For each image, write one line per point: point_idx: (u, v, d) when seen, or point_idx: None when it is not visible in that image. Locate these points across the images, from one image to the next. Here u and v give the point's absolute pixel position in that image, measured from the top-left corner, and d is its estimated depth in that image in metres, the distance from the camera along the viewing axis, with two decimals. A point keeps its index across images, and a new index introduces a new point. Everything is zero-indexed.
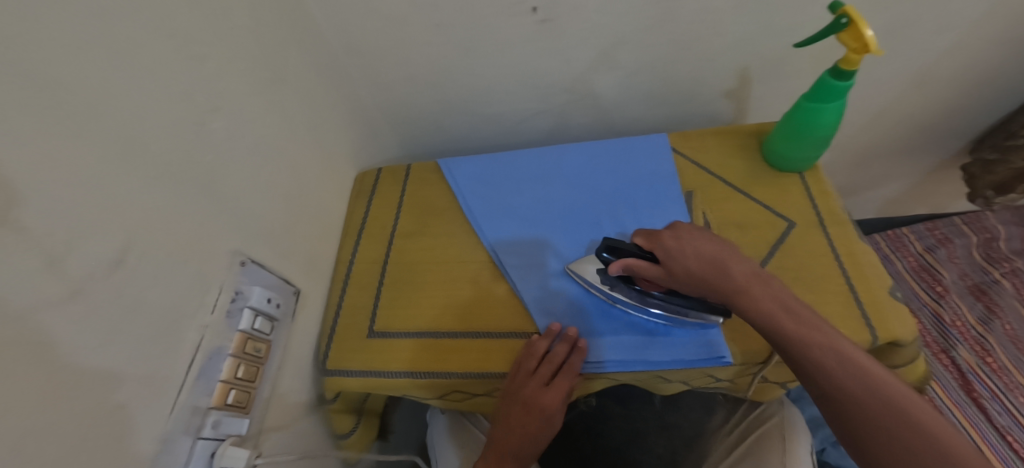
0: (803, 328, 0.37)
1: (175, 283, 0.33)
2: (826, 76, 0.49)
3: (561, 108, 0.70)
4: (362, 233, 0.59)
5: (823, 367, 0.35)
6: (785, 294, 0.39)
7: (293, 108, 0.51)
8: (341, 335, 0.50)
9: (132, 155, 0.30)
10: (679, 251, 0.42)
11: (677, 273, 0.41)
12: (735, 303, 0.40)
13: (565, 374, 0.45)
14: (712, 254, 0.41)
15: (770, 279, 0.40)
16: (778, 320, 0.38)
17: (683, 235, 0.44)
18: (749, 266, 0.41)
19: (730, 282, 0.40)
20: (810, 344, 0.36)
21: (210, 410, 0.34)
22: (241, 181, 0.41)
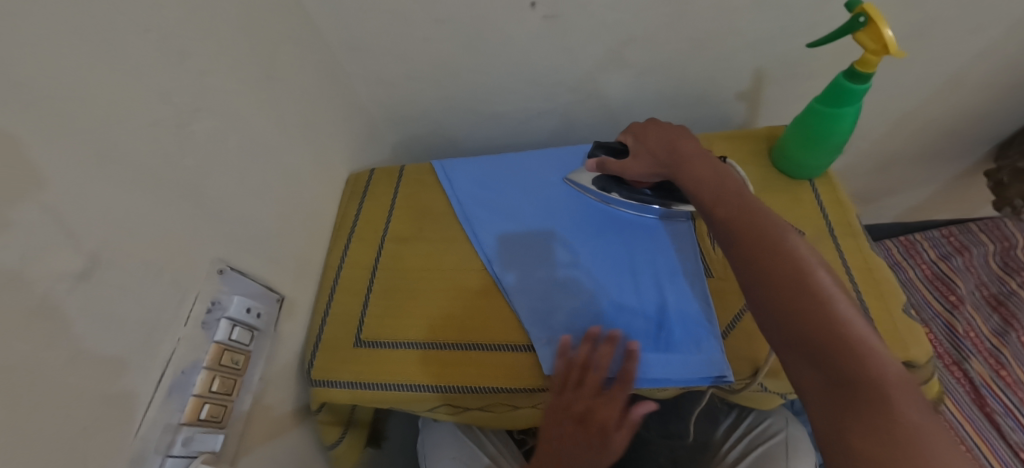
0: (750, 223, 0.35)
1: (150, 294, 0.31)
2: (841, 79, 0.46)
3: (564, 108, 0.68)
4: (354, 237, 0.57)
5: (755, 257, 0.33)
6: (749, 200, 0.38)
7: (286, 108, 0.49)
8: (328, 344, 0.49)
9: (106, 161, 0.29)
10: (648, 140, 0.50)
11: (642, 157, 0.50)
12: (682, 177, 0.44)
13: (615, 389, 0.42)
14: (673, 139, 0.48)
15: (716, 162, 0.44)
16: (729, 216, 0.37)
17: (653, 127, 0.52)
18: (705, 157, 0.44)
19: (683, 161, 0.45)
20: (747, 233, 0.34)
21: (181, 427, 0.33)
22: (225, 185, 0.40)
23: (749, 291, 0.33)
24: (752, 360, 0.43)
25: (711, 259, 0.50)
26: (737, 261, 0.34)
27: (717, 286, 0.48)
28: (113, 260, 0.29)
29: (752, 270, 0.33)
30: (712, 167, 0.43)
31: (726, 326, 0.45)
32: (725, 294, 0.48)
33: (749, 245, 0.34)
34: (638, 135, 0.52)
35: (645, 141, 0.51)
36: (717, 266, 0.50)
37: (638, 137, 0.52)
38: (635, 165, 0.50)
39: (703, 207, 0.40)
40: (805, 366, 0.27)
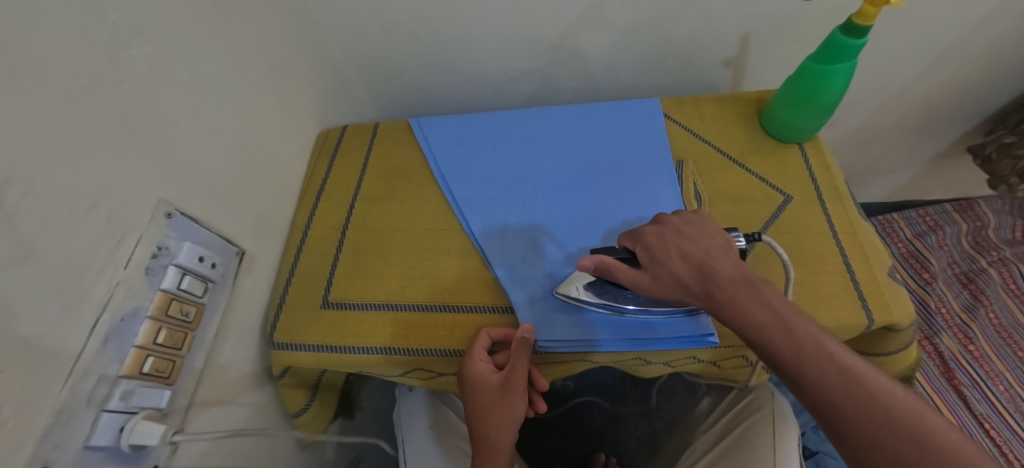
0: (853, 388, 0.27)
1: (80, 228, 0.28)
2: (837, 32, 0.44)
3: (547, 69, 0.65)
4: (322, 196, 0.54)
5: (876, 440, 0.26)
6: (828, 338, 0.28)
7: (245, 48, 0.44)
8: (292, 305, 0.46)
9: (28, 75, 0.25)
10: (663, 249, 0.35)
11: (660, 279, 0.34)
12: (727, 316, 0.31)
13: (513, 362, 0.40)
14: (700, 254, 0.33)
15: (761, 282, 0.32)
16: (821, 377, 0.27)
17: (667, 230, 0.36)
18: (747, 272, 0.32)
19: (722, 287, 0.31)
20: (863, 406, 0.26)
21: (120, 379, 0.30)
22: (171, 119, 0.35)
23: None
24: None
25: None
26: (854, 446, 0.27)
27: None
28: (40, 179, 0.25)
29: (875, 456, 0.26)
30: (760, 290, 0.31)
31: None
32: None
33: (861, 423, 0.26)
34: (645, 244, 0.36)
35: (657, 256, 0.35)
36: None
37: (646, 248, 0.36)
38: (652, 285, 0.34)
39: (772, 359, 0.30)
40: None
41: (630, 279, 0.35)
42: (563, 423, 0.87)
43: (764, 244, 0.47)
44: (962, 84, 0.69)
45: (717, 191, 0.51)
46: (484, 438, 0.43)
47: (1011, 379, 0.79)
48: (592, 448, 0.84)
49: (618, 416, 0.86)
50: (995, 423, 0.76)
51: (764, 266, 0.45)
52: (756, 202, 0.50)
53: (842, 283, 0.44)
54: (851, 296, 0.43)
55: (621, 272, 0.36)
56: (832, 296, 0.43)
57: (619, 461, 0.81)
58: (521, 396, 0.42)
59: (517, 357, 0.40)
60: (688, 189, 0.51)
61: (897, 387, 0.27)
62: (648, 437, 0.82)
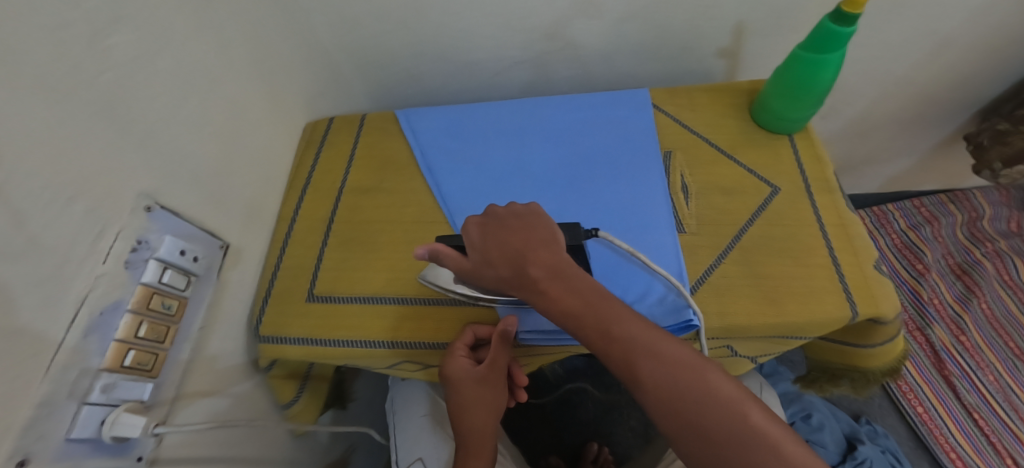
0: (645, 355, 0.29)
1: (61, 221, 0.27)
2: (826, 21, 0.44)
3: (539, 58, 0.64)
4: (310, 188, 0.54)
5: (669, 405, 0.28)
6: (626, 314, 0.31)
7: (230, 37, 0.44)
8: (279, 297, 0.46)
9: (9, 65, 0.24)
10: (486, 242, 0.35)
11: (484, 271, 0.35)
12: (539, 304, 0.33)
13: (492, 356, 0.41)
14: (518, 246, 0.34)
15: (570, 268, 0.33)
16: (622, 352, 0.30)
17: (496, 223, 0.36)
18: (561, 260, 0.33)
19: (536, 280, 0.32)
20: (654, 368, 0.29)
21: (101, 372, 0.30)
22: (155, 110, 0.35)
23: (671, 434, 0.28)
24: (722, 315, 0.42)
25: (685, 214, 0.49)
26: (655, 410, 0.28)
27: (690, 241, 0.47)
28: (25, 174, 0.25)
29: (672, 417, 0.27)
30: (569, 277, 0.32)
31: (694, 282, 0.44)
32: (698, 251, 0.46)
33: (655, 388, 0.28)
34: (474, 235, 0.36)
35: (481, 248, 0.35)
36: (691, 221, 0.48)
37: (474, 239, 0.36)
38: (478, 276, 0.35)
39: (585, 341, 0.31)
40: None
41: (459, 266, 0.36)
42: (556, 413, 0.87)
43: (750, 236, 0.47)
44: (961, 72, 0.68)
45: (705, 183, 0.51)
46: (467, 429, 0.44)
47: (1001, 369, 0.80)
48: (585, 438, 0.85)
49: (611, 406, 0.87)
50: (984, 413, 0.77)
51: (749, 257, 0.45)
52: (744, 194, 0.50)
53: (829, 276, 0.44)
54: (838, 289, 0.43)
55: (453, 261, 0.35)
56: (819, 289, 0.43)
57: (612, 451, 0.83)
58: (501, 389, 0.43)
59: (497, 351, 0.41)
60: (677, 181, 0.51)
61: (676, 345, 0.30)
62: (641, 427, 0.85)
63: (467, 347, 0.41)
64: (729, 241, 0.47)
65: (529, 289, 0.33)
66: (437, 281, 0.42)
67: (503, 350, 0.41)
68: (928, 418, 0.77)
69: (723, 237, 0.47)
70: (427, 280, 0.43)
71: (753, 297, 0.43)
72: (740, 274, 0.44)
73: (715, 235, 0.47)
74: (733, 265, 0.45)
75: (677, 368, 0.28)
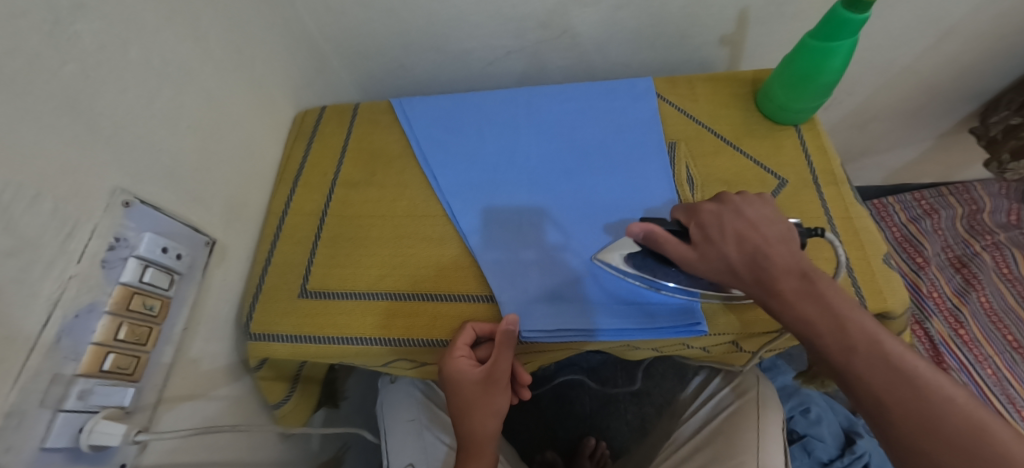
0: (902, 389, 0.28)
1: (27, 220, 0.26)
2: (838, 7, 0.42)
3: (535, 47, 0.62)
4: (299, 181, 0.52)
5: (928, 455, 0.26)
6: (885, 338, 0.29)
7: (208, 24, 0.41)
8: (268, 294, 0.44)
9: None
10: (719, 233, 0.34)
11: (709, 262, 0.34)
12: (771, 304, 0.33)
13: (498, 356, 0.39)
14: (756, 243, 0.33)
15: (814, 273, 0.33)
16: (868, 374, 0.29)
17: (725, 214, 0.36)
18: (803, 264, 0.33)
19: (774, 275, 0.32)
20: (909, 406, 0.27)
21: (76, 378, 0.28)
22: (125, 101, 0.33)
23: None
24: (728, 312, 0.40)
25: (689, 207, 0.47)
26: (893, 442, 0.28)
27: None
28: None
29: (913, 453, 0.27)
30: (816, 285, 0.32)
31: None
32: None
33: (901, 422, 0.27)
34: (700, 224, 0.35)
35: (704, 238, 0.35)
36: None
37: (701, 229, 0.35)
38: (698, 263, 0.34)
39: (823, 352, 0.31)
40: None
41: (677, 251, 0.35)
42: (553, 408, 0.87)
43: None
44: (965, 64, 0.67)
45: (708, 175, 0.49)
46: (470, 428, 0.43)
47: (999, 362, 0.80)
48: (582, 432, 0.84)
49: (608, 400, 0.86)
50: None
51: None
52: (748, 186, 0.48)
53: (836, 270, 0.43)
54: (845, 284, 0.42)
55: (669, 244, 0.35)
56: None
57: (609, 445, 0.82)
58: (503, 390, 0.42)
59: (500, 352, 0.39)
60: (680, 173, 0.49)
61: (947, 387, 0.27)
62: (638, 421, 0.84)
63: (468, 347, 0.40)
64: None
65: (760, 285, 0.33)
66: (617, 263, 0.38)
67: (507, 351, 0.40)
68: None
69: None
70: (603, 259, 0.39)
71: None
72: None
73: None
74: None
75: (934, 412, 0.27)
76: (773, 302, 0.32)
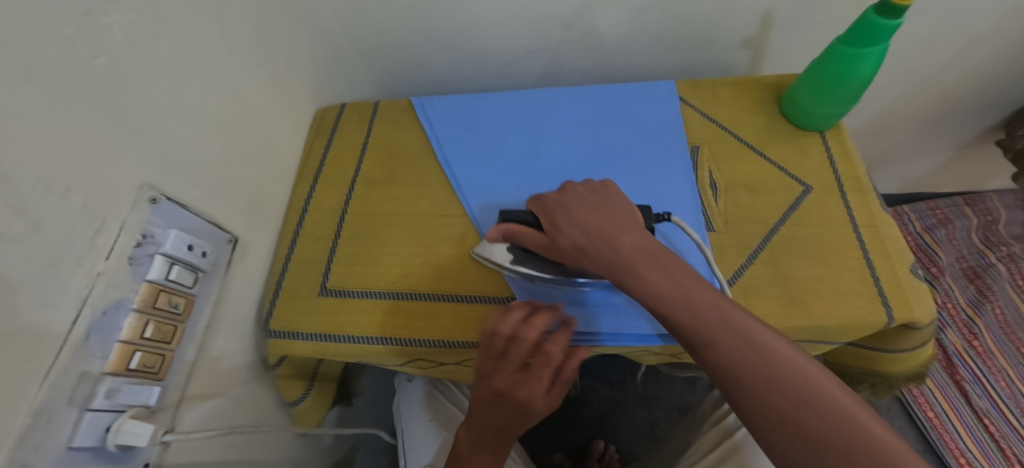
0: (745, 349, 0.27)
1: (56, 217, 0.25)
2: (870, 14, 0.41)
3: (556, 48, 0.61)
4: (319, 178, 0.51)
5: (781, 420, 0.24)
6: (724, 305, 0.29)
7: (234, 19, 0.41)
8: (288, 291, 0.44)
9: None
10: (566, 219, 0.36)
11: (563, 250, 0.35)
12: (621, 282, 0.33)
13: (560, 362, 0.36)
14: (599, 226, 0.34)
15: (665, 253, 0.33)
16: (718, 342, 0.27)
17: (573, 203, 0.37)
18: (647, 243, 0.33)
19: (622, 255, 0.33)
20: (757, 367, 0.26)
21: (104, 376, 0.28)
22: (154, 95, 0.32)
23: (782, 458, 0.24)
24: None
25: (712, 212, 0.47)
26: (747, 410, 0.26)
27: (716, 241, 0.45)
28: (8, 165, 0.23)
29: (765, 418, 0.25)
30: (662, 260, 0.32)
31: (728, 280, 0.42)
32: (723, 250, 0.44)
33: (750, 385, 0.26)
34: (551, 213, 0.37)
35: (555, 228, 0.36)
36: (718, 220, 0.46)
37: (552, 220, 0.36)
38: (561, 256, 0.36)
39: (673, 325, 0.30)
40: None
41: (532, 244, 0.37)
42: (562, 410, 0.86)
43: (782, 235, 0.45)
44: (988, 74, 0.66)
45: (732, 179, 0.49)
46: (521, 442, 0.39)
47: (1013, 375, 0.79)
48: (590, 435, 0.84)
49: (617, 404, 0.86)
50: (994, 418, 0.76)
51: (778, 258, 0.43)
52: (772, 192, 0.48)
53: (861, 279, 0.42)
54: (870, 292, 0.41)
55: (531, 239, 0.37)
56: (850, 292, 0.41)
57: (618, 449, 0.82)
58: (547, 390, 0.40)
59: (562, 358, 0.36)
60: (703, 177, 0.49)
61: (782, 346, 0.26)
62: (647, 426, 0.83)
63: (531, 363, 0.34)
64: (757, 242, 0.45)
65: (605, 265, 0.33)
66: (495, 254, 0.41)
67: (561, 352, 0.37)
68: (938, 423, 0.76)
69: (751, 238, 0.45)
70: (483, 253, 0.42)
71: (782, 298, 0.41)
72: (769, 274, 0.43)
73: (744, 235, 0.45)
74: (763, 265, 0.43)
75: (782, 371, 0.25)
76: (620, 280, 0.32)
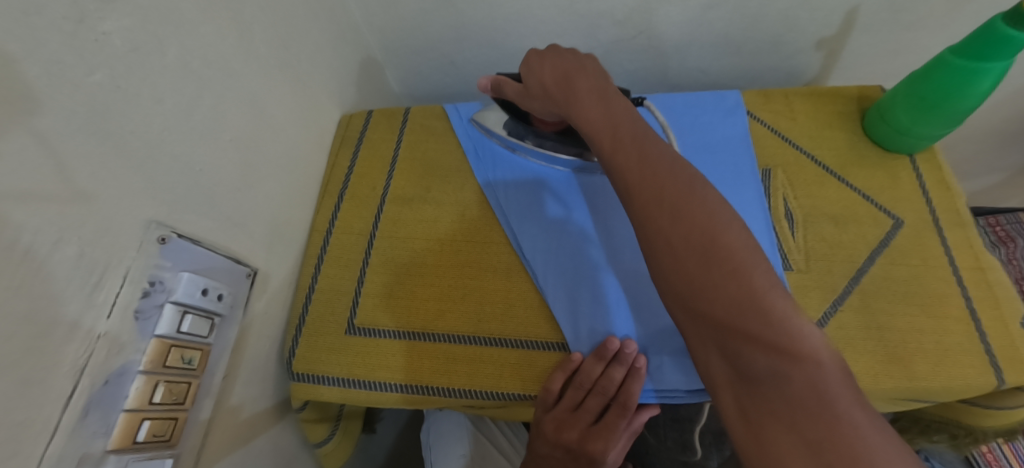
0: (645, 164, 0.28)
1: (56, 265, 0.21)
2: (998, 24, 0.35)
3: (606, 48, 0.55)
4: (345, 196, 0.47)
5: (654, 225, 0.26)
6: (646, 132, 0.30)
7: (253, 14, 0.35)
8: (313, 328, 0.40)
9: None
10: (539, 66, 0.37)
11: (535, 94, 0.38)
12: (569, 116, 0.34)
13: (617, 406, 0.36)
14: (569, 68, 0.35)
15: (610, 89, 0.33)
16: (623, 159, 0.29)
17: (552, 51, 0.38)
18: (604, 87, 0.34)
19: (576, 92, 0.34)
20: (650, 179, 0.27)
21: (107, 456, 0.24)
22: (161, 115, 0.27)
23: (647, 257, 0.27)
24: None
25: (789, 247, 0.41)
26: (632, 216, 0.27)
27: (796, 282, 0.39)
28: None
29: (643, 221, 0.27)
30: (609, 97, 0.33)
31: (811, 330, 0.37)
32: (806, 293, 0.39)
33: (638, 194, 0.27)
34: (529, 63, 0.38)
35: (531, 72, 0.38)
36: (797, 257, 0.40)
37: (529, 64, 0.38)
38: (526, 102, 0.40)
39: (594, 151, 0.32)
40: (719, 360, 0.23)
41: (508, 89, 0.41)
42: None
43: (872, 278, 0.39)
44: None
45: (811, 209, 0.43)
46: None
47: None
48: None
49: None
50: None
51: (869, 308, 0.38)
52: (860, 225, 0.42)
53: (967, 333, 0.36)
54: (977, 349, 0.36)
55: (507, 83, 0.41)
56: (955, 349, 0.36)
57: None
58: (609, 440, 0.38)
59: (620, 398, 0.35)
60: (778, 206, 0.43)
61: (682, 165, 0.28)
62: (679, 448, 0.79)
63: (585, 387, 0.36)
64: (844, 284, 0.39)
65: (563, 101, 0.35)
66: (488, 121, 0.47)
67: (620, 401, 0.36)
68: (993, 457, 0.72)
69: (838, 281, 0.39)
70: (479, 120, 0.48)
71: (877, 356, 0.36)
72: (861, 326, 0.37)
73: (828, 276, 0.39)
74: (852, 314, 0.38)
75: (673, 185, 0.26)
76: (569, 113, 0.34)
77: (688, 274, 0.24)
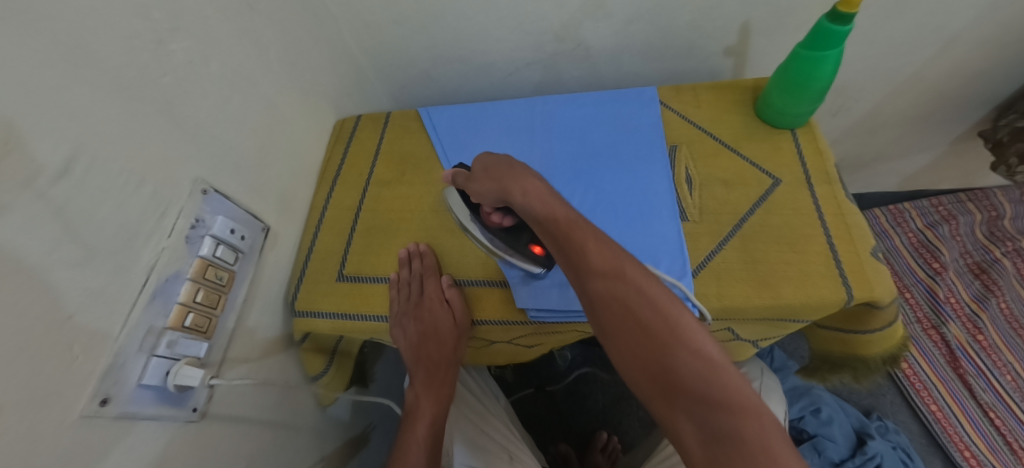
0: (588, 242, 0.34)
1: (99, 225, 0.29)
2: (823, 21, 0.44)
3: (551, 59, 0.67)
4: (338, 180, 0.58)
5: (605, 292, 0.31)
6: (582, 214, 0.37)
7: (268, 41, 0.48)
8: (311, 277, 0.50)
9: (90, 68, 0.29)
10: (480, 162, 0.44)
11: (477, 178, 0.43)
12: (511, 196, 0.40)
13: (425, 282, 0.48)
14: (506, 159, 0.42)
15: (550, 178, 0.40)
16: (572, 235, 0.35)
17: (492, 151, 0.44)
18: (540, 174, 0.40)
19: (517, 177, 0.40)
20: (597, 252, 0.33)
21: (165, 330, 0.34)
22: (206, 108, 0.40)
23: (605, 323, 0.31)
24: (720, 298, 0.44)
25: (687, 203, 0.50)
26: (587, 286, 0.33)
27: (690, 230, 0.48)
28: (100, 158, 0.30)
29: (595, 290, 0.32)
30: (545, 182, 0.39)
31: (697, 266, 0.46)
32: (699, 238, 0.48)
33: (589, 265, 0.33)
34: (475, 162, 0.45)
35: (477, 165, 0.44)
36: (694, 211, 0.50)
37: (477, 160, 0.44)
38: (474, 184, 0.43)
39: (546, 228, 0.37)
40: (674, 404, 0.26)
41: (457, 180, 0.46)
42: (567, 403, 0.89)
43: (752, 223, 0.48)
44: (981, 74, 0.67)
45: (707, 174, 0.52)
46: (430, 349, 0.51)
47: (1019, 368, 0.80)
48: (595, 427, 0.86)
49: (623, 397, 0.88)
50: (1000, 412, 0.78)
51: (747, 245, 0.47)
52: (746, 186, 0.51)
53: (825, 262, 0.45)
54: (832, 273, 0.44)
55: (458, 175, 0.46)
56: (815, 274, 0.44)
57: (621, 440, 0.85)
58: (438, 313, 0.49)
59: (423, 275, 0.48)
60: (680, 173, 0.53)
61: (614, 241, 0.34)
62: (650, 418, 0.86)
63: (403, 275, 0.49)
64: (728, 229, 0.48)
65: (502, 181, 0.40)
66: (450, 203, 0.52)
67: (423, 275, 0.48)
68: (941, 416, 0.79)
69: (723, 226, 0.48)
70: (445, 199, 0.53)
71: (750, 280, 0.44)
72: (740, 259, 0.46)
73: (716, 224, 0.49)
74: (732, 250, 0.46)
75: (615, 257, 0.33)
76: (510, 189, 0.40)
77: (637, 329, 0.29)
